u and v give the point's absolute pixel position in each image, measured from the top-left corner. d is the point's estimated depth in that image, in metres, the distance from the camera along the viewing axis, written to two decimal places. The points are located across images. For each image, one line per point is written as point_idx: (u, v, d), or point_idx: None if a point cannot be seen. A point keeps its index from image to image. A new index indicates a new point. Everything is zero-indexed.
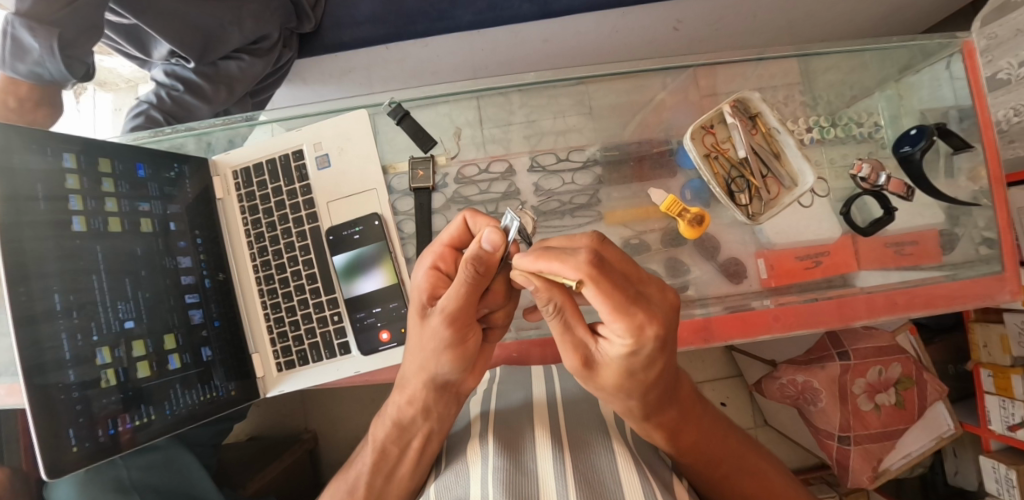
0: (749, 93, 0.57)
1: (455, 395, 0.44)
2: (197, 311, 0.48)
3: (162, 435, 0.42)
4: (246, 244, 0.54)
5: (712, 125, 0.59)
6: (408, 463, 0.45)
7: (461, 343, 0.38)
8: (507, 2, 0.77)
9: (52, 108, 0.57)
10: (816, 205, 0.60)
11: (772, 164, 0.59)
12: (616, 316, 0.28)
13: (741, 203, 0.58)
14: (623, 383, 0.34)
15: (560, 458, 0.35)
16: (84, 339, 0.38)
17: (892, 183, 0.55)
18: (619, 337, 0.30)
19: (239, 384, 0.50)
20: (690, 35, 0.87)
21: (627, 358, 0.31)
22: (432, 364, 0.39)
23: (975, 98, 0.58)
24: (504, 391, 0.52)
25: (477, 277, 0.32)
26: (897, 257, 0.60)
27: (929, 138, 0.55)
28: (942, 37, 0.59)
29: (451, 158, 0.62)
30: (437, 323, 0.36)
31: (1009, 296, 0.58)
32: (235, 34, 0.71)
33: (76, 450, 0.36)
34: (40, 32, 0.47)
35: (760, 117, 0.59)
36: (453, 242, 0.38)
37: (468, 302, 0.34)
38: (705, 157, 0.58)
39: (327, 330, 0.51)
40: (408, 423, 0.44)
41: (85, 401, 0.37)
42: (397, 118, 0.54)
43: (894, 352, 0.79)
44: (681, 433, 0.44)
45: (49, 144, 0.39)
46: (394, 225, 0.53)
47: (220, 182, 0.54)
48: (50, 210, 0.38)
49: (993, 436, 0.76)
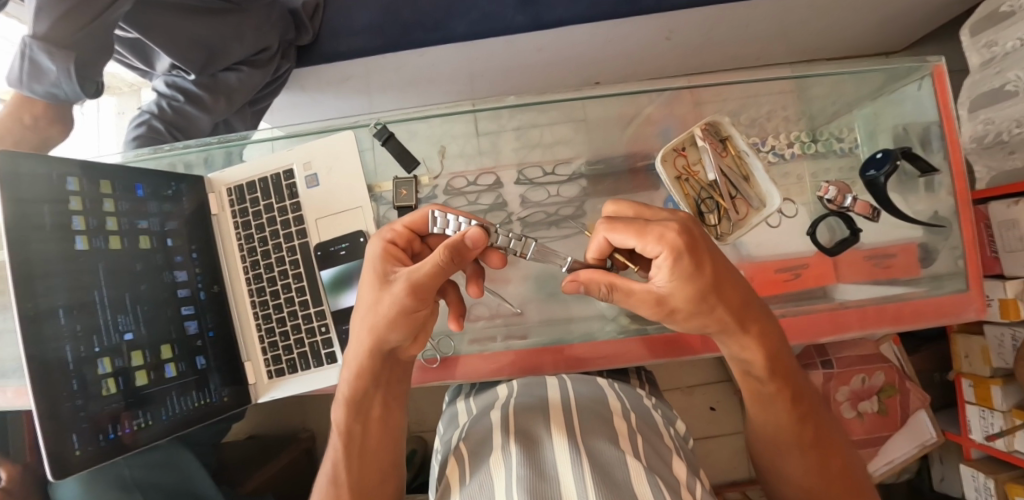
0: (719, 117, 0.58)
1: (397, 361, 0.43)
2: (192, 322, 0.50)
3: (158, 439, 0.44)
4: (240, 258, 0.56)
5: (683, 147, 0.60)
6: (373, 433, 0.43)
7: (415, 315, 0.37)
8: (501, 14, 0.81)
9: (63, 125, 0.58)
10: (784, 224, 0.63)
11: (741, 185, 0.59)
12: (643, 234, 0.33)
13: (709, 224, 0.59)
14: (698, 293, 0.33)
15: (581, 469, 0.33)
16: (87, 349, 0.40)
17: (857, 205, 0.56)
18: (657, 251, 0.32)
19: (232, 390, 0.52)
20: (682, 41, 0.93)
21: (674, 269, 0.32)
22: (381, 335, 0.38)
23: (944, 119, 0.60)
24: (521, 403, 0.47)
25: (450, 264, 0.36)
26: (874, 270, 0.63)
27: (893, 162, 0.56)
28: (912, 61, 0.60)
29: (433, 178, 0.65)
30: (398, 289, 0.36)
31: (975, 313, 0.59)
32: (235, 48, 0.72)
33: (77, 454, 0.37)
34: (57, 56, 0.49)
35: (730, 140, 0.59)
36: (410, 225, 0.42)
37: (437, 277, 0.36)
38: (676, 179, 0.60)
39: (315, 340, 0.53)
40: (360, 397, 0.42)
41: (88, 407, 0.39)
42: (382, 139, 0.57)
43: (879, 361, 0.81)
44: (755, 364, 0.39)
45: (56, 167, 0.41)
46: None
47: (216, 198, 0.56)
48: (55, 228, 0.40)
49: (973, 445, 0.77)
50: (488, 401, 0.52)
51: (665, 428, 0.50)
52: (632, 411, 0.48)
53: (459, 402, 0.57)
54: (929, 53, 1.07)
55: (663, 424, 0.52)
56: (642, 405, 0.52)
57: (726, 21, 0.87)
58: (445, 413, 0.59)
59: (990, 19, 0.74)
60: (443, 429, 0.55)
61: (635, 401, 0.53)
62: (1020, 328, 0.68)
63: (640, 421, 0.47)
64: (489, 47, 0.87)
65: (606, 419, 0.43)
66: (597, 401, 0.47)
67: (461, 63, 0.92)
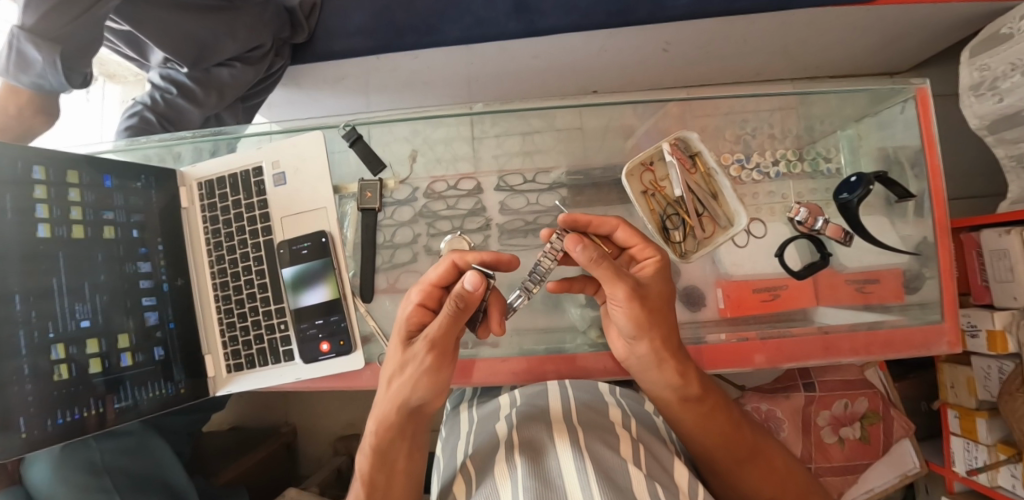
0: (688, 133, 0.58)
1: (423, 418, 0.46)
2: (153, 313, 0.50)
3: (109, 427, 0.44)
4: (207, 252, 0.56)
5: (652, 162, 0.60)
6: (398, 479, 0.47)
7: (441, 374, 0.42)
8: (494, 19, 0.81)
9: (49, 115, 0.59)
10: (751, 245, 0.62)
11: (709, 203, 0.59)
12: (614, 280, 0.38)
13: (675, 240, 0.59)
14: (652, 311, 0.42)
15: (582, 464, 0.35)
16: (41, 335, 0.40)
17: (829, 229, 0.57)
18: (620, 298, 0.40)
19: (190, 382, 0.52)
20: (678, 53, 0.93)
21: (631, 313, 0.40)
22: (406, 390, 0.43)
23: (926, 143, 0.58)
24: (523, 410, 0.49)
25: (457, 312, 0.40)
26: (853, 294, 0.62)
27: (866, 186, 0.55)
28: (896, 83, 0.58)
29: (399, 182, 0.64)
30: (420, 347, 0.41)
31: (946, 347, 0.57)
32: (228, 44, 0.73)
33: (24, 436, 0.38)
34: (44, 48, 0.50)
35: (700, 156, 0.59)
36: (438, 281, 0.44)
37: (450, 327, 0.41)
38: (642, 194, 0.60)
39: (274, 338, 0.54)
40: (386, 449, 0.46)
41: (37, 392, 0.39)
42: (348, 141, 0.57)
43: (862, 387, 0.79)
44: (690, 391, 0.46)
45: (22, 157, 0.41)
46: (341, 242, 0.54)
47: (186, 192, 0.57)
48: (16, 213, 0.40)
49: (957, 478, 0.75)
50: (490, 409, 0.55)
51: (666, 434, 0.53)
52: (631, 418, 0.49)
53: (463, 410, 0.61)
54: (932, 73, 1.06)
55: (666, 429, 0.55)
56: (643, 414, 0.54)
57: (722, 35, 0.87)
58: (448, 421, 0.62)
59: (989, 41, 0.73)
60: (446, 435, 0.58)
61: (637, 408, 0.55)
62: (1007, 360, 0.66)
63: (640, 427, 0.48)
64: (483, 51, 0.87)
65: (608, 429, 0.44)
66: (595, 411, 0.48)
67: (455, 66, 0.93)
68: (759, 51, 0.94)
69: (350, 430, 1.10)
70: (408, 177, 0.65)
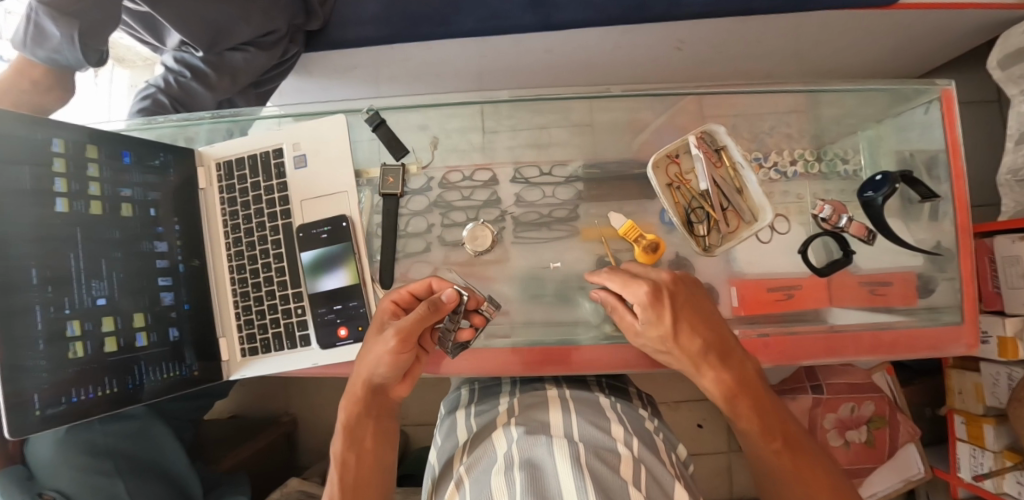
0: (715, 126, 0.58)
1: (386, 399, 0.48)
2: (168, 293, 0.50)
3: (122, 407, 0.44)
4: (223, 233, 0.55)
5: (678, 155, 0.60)
6: (368, 466, 0.46)
7: (403, 358, 0.44)
8: (509, 12, 0.80)
9: (65, 91, 0.58)
10: (774, 239, 0.62)
11: (734, 198, 0.59)
12: (630, 284, 0.47)
13: (699, 234, 0.59)
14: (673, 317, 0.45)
15: (582, 476, 0.35)
16: (56, 311, 0.40)
17: (853, 226, 0.58)
18: (639, 300, 0.46)
19: (204, 365, 0.52)
20: (693, 52, 0.93)
21: (650, 308, 0.45)
22: (372, 367, 0.45)
23: (950, 146, 0.58)
24: (524, 423, 0.47)
25: (429, 311, 0.43)
26: (867, 296, 0.61)
27: (891, 185, 0.55)
28: (921, 83, 0.59)
29: (421, 168, 0.64)
30: (389, 334, 0.43)
31: (963, 348, 0.57)
32: (242, 28, 0.71)
33: (38, 414, 0.37)
34: (61, 22, 0.49)
35: (726, 151, 0.59)
36: (415, 291, 0.47)
37: (419, 322, 0.43)
38: (667, 187, 0.59)
39: (290, 322, 0.53)
40: (355, 427, 0.46)
41: (52, 367, 0.39)
42: (372, 125, 0.56)
43: (868, 390, 0.79)
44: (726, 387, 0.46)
45: (41, 129, 0.41)
46: (362, 227, 0.54)
47: (205, 172, 0.55)
48: (34, 187, 0.40)
49: (961, 484, 0.75)
50: (488, 417, 0.53)
51: (666, 453, 0.51)
52: (634, 434, 0.48)
53: (461, 413, 0.58)
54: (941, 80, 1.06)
55: (664, 447, 0.53)
56: (645, 429, 0.53)
57: (736, 35, 0.87)
58: (444, 423, 0.60)
59: None
60: (442, 439, 0.56)
61: (638, 425, 0.52)
62: (1017, 368, 0.66)
63: (643, 445, 0.46)
64: (497, 43, 0.87)
65: (606, 446, 0.42)
66: (598, 427, 0.46)
67: (468, 58, 0.92)
68: (771, 52, 0.94)
69: None
70: (428, 164, 0.65)
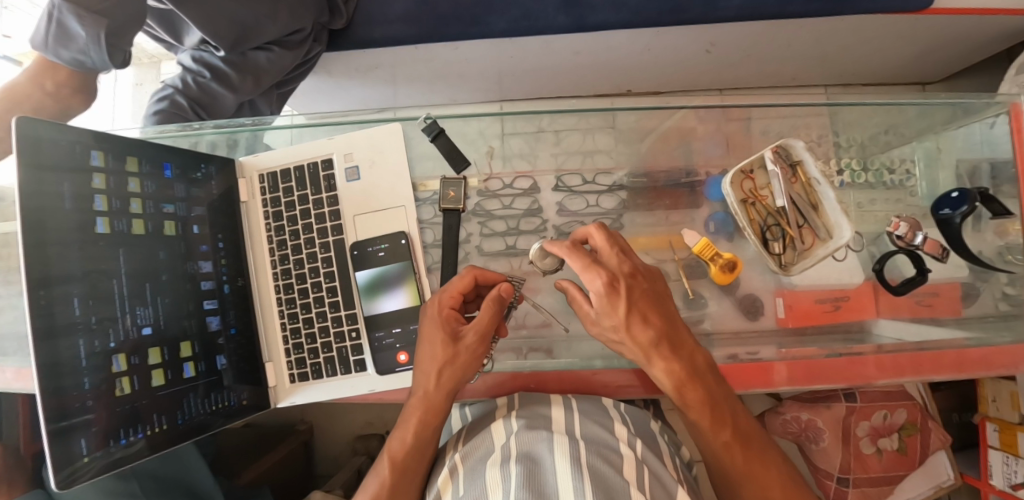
0: (793, 142, 0.56)
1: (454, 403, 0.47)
2: (214, 318, 0.47)
3: (173, 444, 0.41)
4: (268, 251, 0.54)
5: (752, 170, 0.59)
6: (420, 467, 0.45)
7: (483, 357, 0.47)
8: (542, 12, 0.78)
9: (88, 95, 0.55)
10: (849, 258, 0.59)
11: (809, 214, 0.58)
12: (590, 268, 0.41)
13: (774, 251, 0.57)
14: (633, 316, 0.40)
15: (580, 475, 0.33)
16: (101, 346, 0.37)
17: (927, 243, 0.54)
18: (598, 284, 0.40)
19: (251, 392, 0.49)
20: (723, 54, 0.91)
21: (608, 302, 0.40)
22: (456, 375, 0.45)
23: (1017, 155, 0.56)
24: (525, 415, 0.45)
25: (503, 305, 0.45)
26: (915, 308, 0.60)
27: (970, 203, 0.54)
28: (988, 96, 0.57)
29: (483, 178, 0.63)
30: (471, 338, 0.44)
31: None
32: (269, 28, 0.67)
33: (86, 461, 0.34)
34: (88, 21, 0.45)
35: (801, 166, 0.58)
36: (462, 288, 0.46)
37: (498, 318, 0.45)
38: (742, 202, 0.58)
39: (344, 346, 0.52)
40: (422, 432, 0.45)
41: (99, 408, 0.36)
42: (430, 135, 0.55)
43: (902, 398, 0.79)
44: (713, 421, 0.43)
45: (78, 144, 0.38)
46: (420, 244, 0.54)
47: (246, 184, 0.54)
48: (76, 210, 0.37)
49: (993, 491, 0.76)
50: (486, 410, 0.52)
51: (670, 454, 0.49)
52: (636, 436, 0.45)
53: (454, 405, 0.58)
54: (964, 85, 1.06)
55: (668, 448, 0.52)
56: (648, 430, 0.52)
57: (769, 38, 0.85)
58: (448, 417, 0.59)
59: None
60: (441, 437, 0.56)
61: (641, 426, 0.51)
62: None
63: (645, 445, 0.44)
64: (526, 44, 0.84)
65: (608, 445, 0.40)
66: (600, 425, 0.44)
67: (494, 58, 0.90)
68: (802, 56, 0.93)
69: (369, 429, 1.07)
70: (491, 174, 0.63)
